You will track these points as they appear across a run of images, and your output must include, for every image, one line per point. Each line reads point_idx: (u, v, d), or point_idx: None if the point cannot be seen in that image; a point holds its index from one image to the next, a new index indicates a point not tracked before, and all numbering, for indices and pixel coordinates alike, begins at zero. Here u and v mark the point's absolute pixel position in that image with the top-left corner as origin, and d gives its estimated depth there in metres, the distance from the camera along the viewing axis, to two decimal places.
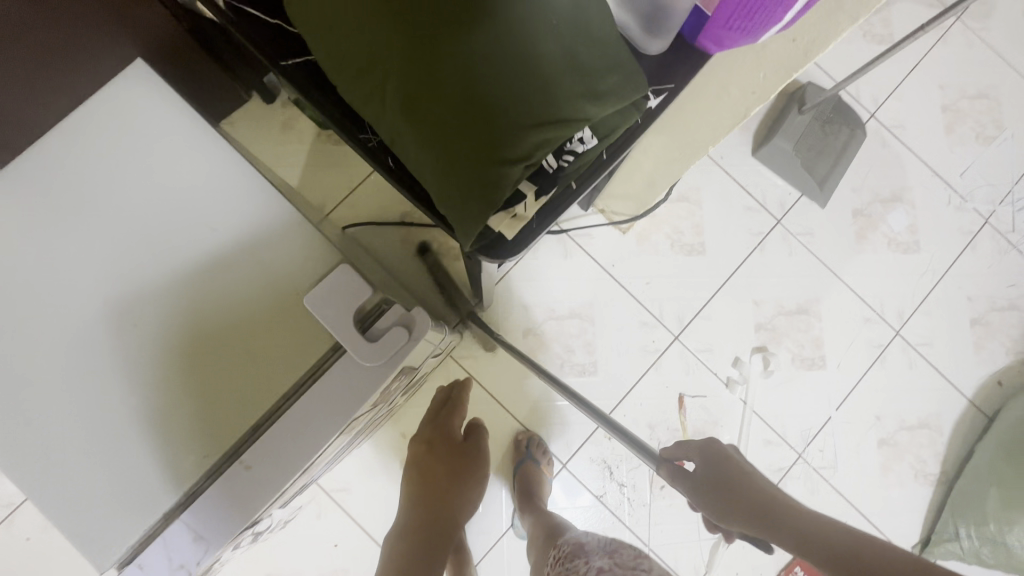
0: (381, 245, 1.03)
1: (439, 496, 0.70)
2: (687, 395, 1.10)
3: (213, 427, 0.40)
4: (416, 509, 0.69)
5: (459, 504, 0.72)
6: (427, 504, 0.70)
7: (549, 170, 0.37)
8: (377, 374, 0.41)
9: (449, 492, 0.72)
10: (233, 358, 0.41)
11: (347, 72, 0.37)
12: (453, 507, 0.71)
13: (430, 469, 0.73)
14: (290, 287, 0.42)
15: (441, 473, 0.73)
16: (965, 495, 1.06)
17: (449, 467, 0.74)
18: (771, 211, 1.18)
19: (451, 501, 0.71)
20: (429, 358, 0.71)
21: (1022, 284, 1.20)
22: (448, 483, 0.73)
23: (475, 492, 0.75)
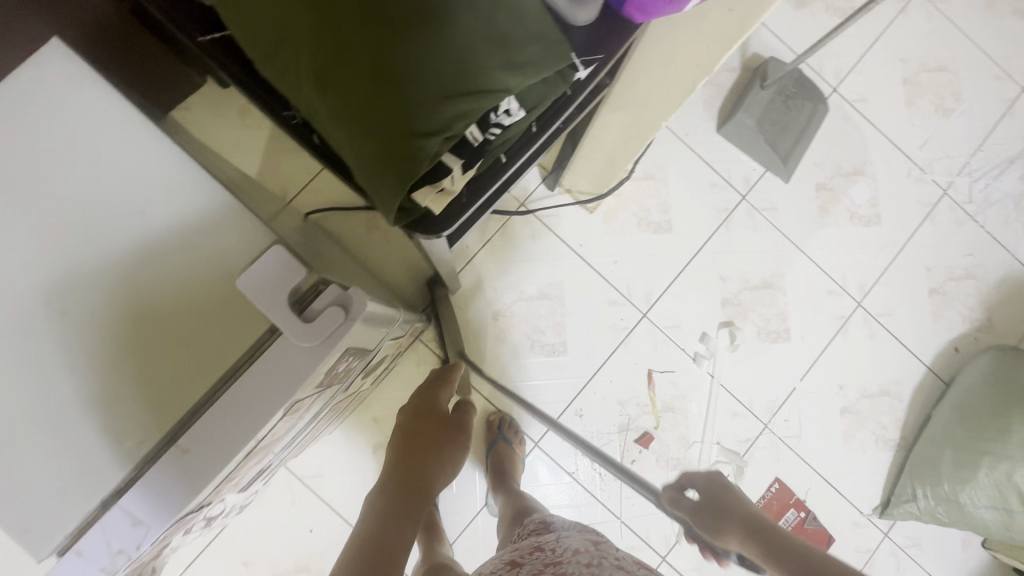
0: (347, 230, 1.03)
1: (420, 462, 0.67)
2: (655, 370, 1.12)
3: (150, 413, 0.40)
4: (395, 472, 0.65)
5: (442, 466, 0.68)
6: (406, 468, 0.65)
7: (475, 143, 0.35)
8: (313, 356, 0.41)
9: (432, 457, 0.68)
10: (168, 342, 0.40)
11: (258, 35, 0.34)
12: (434, 471, 0.67)
13: (416, 431, 0.70)
14: (223, 270, 0.41)
15: (426, 436, 0.70)
16: (923, 457, 1.10)
17: (434, 431, 0.72)
18: (736, 187, 1.19)
19: (433, 464, 0.67)
20: (389, 341, 0.71)
21: (978, 253, 1.23)
22: (431, 448, 0.70)
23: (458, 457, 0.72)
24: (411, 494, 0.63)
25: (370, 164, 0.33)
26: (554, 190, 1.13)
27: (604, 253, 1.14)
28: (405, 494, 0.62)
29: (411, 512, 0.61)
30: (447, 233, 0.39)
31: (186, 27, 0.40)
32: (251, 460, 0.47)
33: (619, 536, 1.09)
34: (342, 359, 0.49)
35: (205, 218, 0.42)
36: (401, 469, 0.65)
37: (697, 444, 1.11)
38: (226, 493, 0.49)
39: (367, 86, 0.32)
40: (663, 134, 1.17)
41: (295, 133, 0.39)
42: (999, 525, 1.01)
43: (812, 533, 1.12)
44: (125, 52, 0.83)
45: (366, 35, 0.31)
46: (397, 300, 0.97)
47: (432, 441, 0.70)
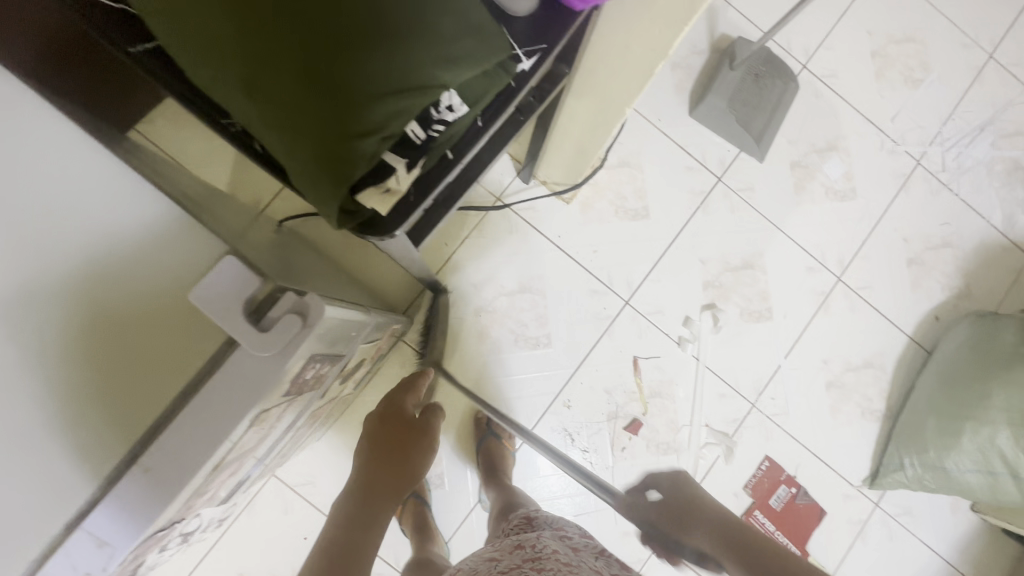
0: (324, 235, 1.02)
1: (385, 463, 0.67)
2: (641, 357, 1.13)
3: (110, 432, 0.39)
4: (359, 476, 0.65)
5: (409, 470, 0.68)
6: (372, 471, 0.65)
7: (418, 140, 0.35)
8: (272, 365, 0.40)
9: (398, 459, 0.68)
10: (121, 360, 0.39)
11: (182, 38, 0.33)
12: (401, 474, 0.67)
13: (378, 436, 0.70)
14: (175, 284, 0.41)
15: (391, 440, 0.70)
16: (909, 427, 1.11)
17: (398, 435, 0.71)
18: (712, 169, 1.19)
19: (399, 467, 0.67)
20: (364, 344, 0.71)
21: (954, 221, 1.24)
22: (397, 451, 0.69)
23: (425, 458, 0.71)
24: (375, 498, 0.63)
25: (309, 169, 0.32)
26: (529, 182, 1.12)
27: (583, 242, 1.14)
28: (368, 499, 0.63)
29: (374, 519, 0.62)
30: (399, 234, 0.38)
31: (119, 38, 0.38)
32: (222, 474, 0.47)
33: (613, 523, 1.09)
34: (308, 365, 0.49)
35: (155, 231, 0.41)
36: (366, 471, 0.66)
37: (686, 427, 1.12)
38: (199, 508, 0.49)
39: (299, 84, 0.31)
40: (635, 121, 1.17)
41: (238, 142, 0.38)
42: (985, 488, 1.02)
43: (804, 508, 1.14)
44: (82, 73, 0.81)
45: (293, 32, 0.31)
46: (377, 302, 0.97)
47: (398, 443, 0.70)
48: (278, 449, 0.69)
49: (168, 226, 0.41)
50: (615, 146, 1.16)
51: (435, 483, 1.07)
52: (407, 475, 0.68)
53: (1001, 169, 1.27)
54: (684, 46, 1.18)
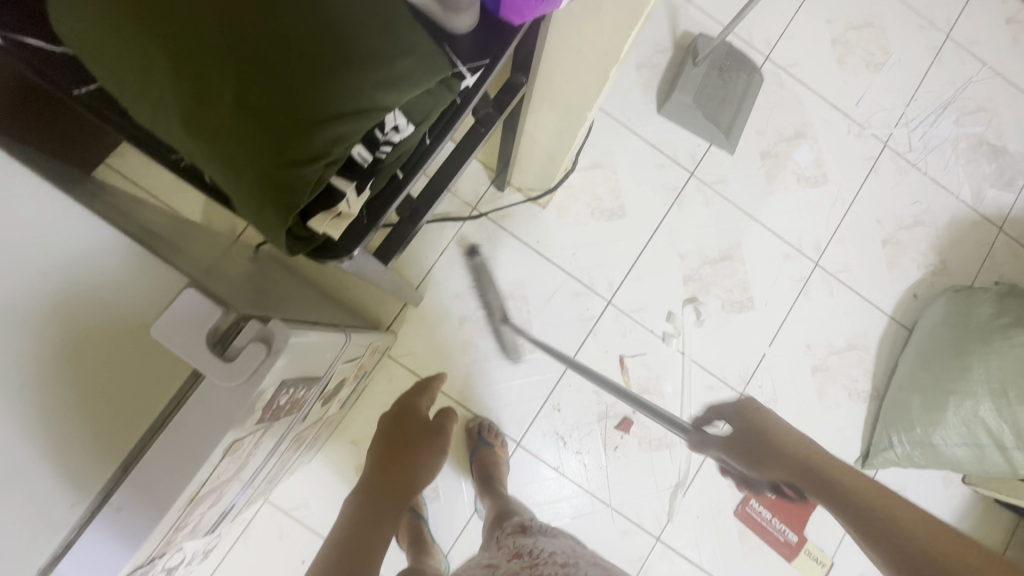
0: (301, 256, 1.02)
1: (393, 467, 0.68)
2: (627, 355, 1.13)
3: (78, 474, 0.39)
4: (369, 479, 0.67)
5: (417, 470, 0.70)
6: (382, 474, 0.67)
7: (365, 163, 0.35)
8: (238, 395, 0.40)
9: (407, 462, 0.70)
10: (87, 400, 0.39)
11: (119, 78, 0.33)
12: (409, 477, 0.69)
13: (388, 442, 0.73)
14: (137, 321, 0.41)
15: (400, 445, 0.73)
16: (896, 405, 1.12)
17: (407, 438, 0.75)
18: (684, 164, 1.20)
19: (408, 470, 0.69)
20: (344, 364, 0.71)
21: (924, 199, 1.26)
22: (405, 456, 0.72)
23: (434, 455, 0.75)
24: (388, 495, 0.64)
25: (255, 200, 0.32)
26: (504, 190, 1.13)
27: (562, 245, 1.14)
28: (381, 496, 0.63)
29: (388, 511, 0.62)
30: (356, 255, 0.38)
31: (61, 80, 0.38)
32: (202, 505, 0.47)
33: (611, 523, 1.09)
34: (279, 391, 0.48)
35: (115, 269, 0.41)
36: (376, 475, 0.67)
37: (676, 422, 1.13)
38: (181, 542, 0.49)
39: (236, 117, 0.31)
40: (605, 122, 1.18)
41: (185, 174, 0.38)
42: (974, 461, 1.03)
43: None
44: (47, 121, 0.80)
45: (229, 66, 0.31)
46: (359, 320, 0.97)
47: (406, 449, 0.73)
48: (264, 475, 0.69)
49: (127, 263, 0.41)
50: (587, 147, 1.17)
51: (430, 496, 1.06)
52: (415, 477, 0.69)
53: (966, 146, 1.29)
54: (648, 45, 1.20)
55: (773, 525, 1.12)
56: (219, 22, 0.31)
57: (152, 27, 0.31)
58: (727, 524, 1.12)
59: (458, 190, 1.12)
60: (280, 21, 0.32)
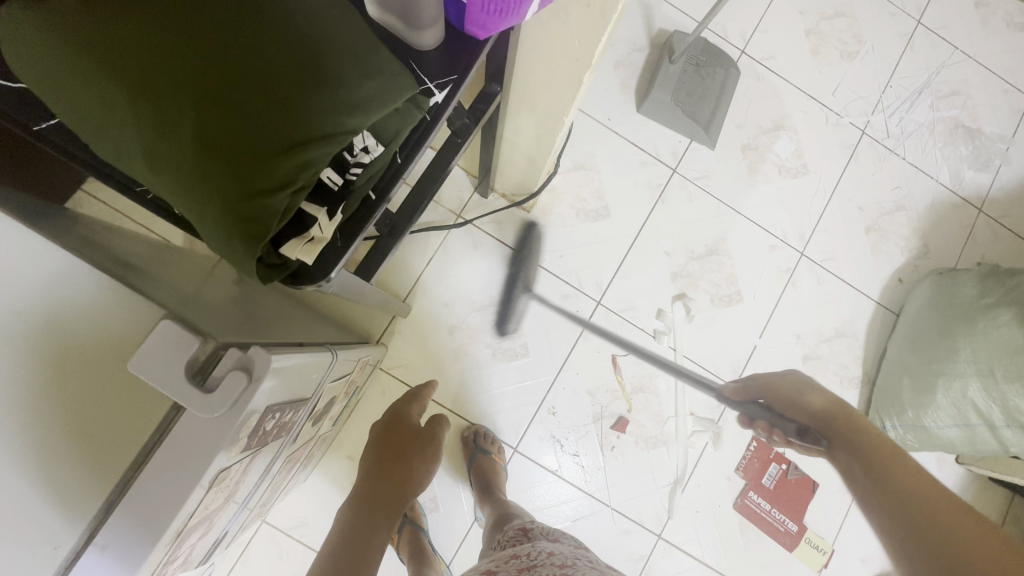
0: None
1: (386, 474, 0.67)
2: (619, 355, 1.13)
3: (57, 516, 0.38)
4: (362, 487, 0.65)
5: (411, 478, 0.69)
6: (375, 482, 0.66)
7: (335, 187, 0.35)
8: (222, 424, 0.40)
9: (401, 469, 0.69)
10: (64, 441, 0.38)
11: (77, 111, 0.32)
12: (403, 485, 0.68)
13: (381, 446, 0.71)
14: (115, 356, 0.40)
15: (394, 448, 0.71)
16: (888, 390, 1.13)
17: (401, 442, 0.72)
18: (666, 162, 1.20)
19: (402, 477, 0.68)
20: (333, 381, 0.70)
21: (904, 184, 1.28)
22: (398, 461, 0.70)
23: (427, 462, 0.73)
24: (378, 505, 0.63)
25: (222, 231, 0.32)
26: (488, 196, 1.13)
27: (549, 248, 1.14)
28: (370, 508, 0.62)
29: (376, 525, 0.61)
30: (332, 278, 0.38)
31: (20, 115, 0.37)
32: (190, 537, 0.46)
33: (612, 524, 1.09)
34: (265, 417, 0.47)
35: (94, 301, 0.40)
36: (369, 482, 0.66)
37: (671, 418, 1.13)
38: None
39: (199, 150, 0.31)
40: (585, 123, 1.19)
41: (151, 206, 0.38)
42: (965, 441, 1.04)
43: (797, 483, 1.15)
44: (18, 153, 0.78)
45: (191, 98, 0.31)
46: (348, 334, 0.96)
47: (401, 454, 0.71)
48: (258, 499, 0.68)
49: (106, 297, 0.41)
50: (569, 149, 1.17)
51: (430, 508, 1.06)
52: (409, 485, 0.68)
53: (942, 130, 1.31)
54: (623, 44, 1.20)
55: (773, 516, 1.13)
56: (177, 58, 0.31)
57: (110, 62, 0.31)
58: (727, 517, 1.13)
59: (442, 198, 1.12)
60: (241, 54, 0.32)
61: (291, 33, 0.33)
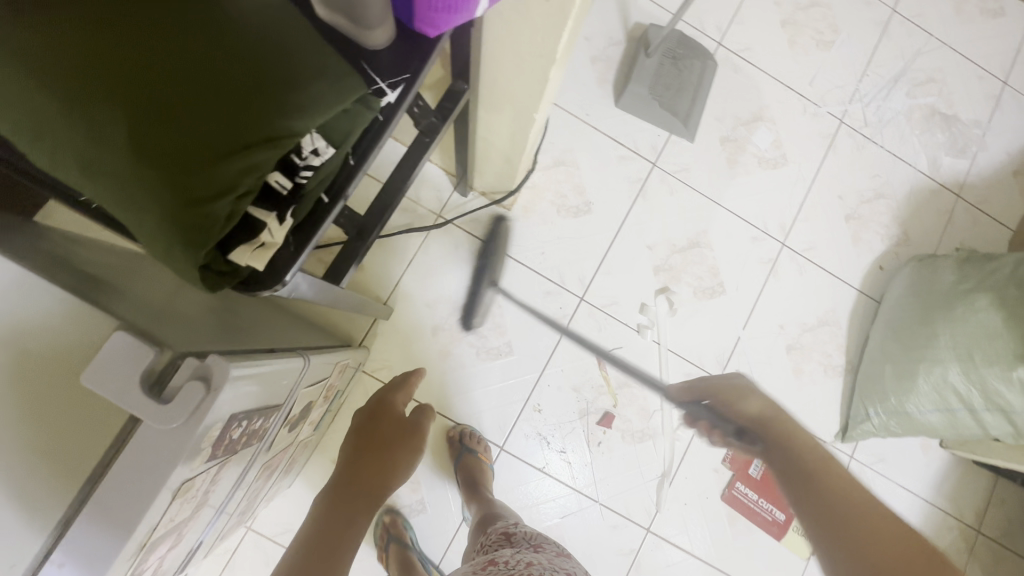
0: None
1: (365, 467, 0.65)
2: (603, 350, 1.13)
3: (11, 534, 0.37)
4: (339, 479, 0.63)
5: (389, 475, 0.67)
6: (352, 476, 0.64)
7: (284, 191, 0.35)
8: (179, 435, 0.39)
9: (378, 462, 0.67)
10: (13, 458, 0.37)
11: (6, 119, 0.31)
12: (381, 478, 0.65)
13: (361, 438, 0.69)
14: (66, 368, 0.39)
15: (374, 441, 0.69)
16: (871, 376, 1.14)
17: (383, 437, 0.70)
18: (645, 156, 1.20)
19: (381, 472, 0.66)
20: (310, 385, 0.69)
21: (883, 172, 1.28)
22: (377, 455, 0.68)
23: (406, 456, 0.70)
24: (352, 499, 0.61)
25: (163, 239, 0.31)
26: (467, 195, 1.12)
27: (530, 245, 1.14)
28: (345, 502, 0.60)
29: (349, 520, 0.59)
30: (287, 282, 0.37)
31: None
32: (158, 549, 0.45)
33: (601, 519, 1.09)
34: (231, 425, 0.46)
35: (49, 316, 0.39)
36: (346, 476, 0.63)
37: (658, 412, 1.13)
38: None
39: (133, 157, 0.30)
40: (564, 118, 1.18)
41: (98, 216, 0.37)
42: (946, 426, 1.05)
43: None
44: None
45: (124, 103, 0.30)
46: (329, 338, 0.96)
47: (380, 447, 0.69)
48: (236, 506, 0.67)
49: (60, 311, 0.39)
50: (548, 145, 1.17)
51: (418, 509, 1.05)
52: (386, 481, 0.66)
53: (919, 117, 1.32)
54: (600, 39, 1.20)
55: (761, 506, 1.13)
56: (109, 66, 0.30)
57: (43, 68, 0.30)
58: (715, 508, 1.13)
59: (422, 197, 1.11)
60: (176, 58, 0.31)
61: (232, 37, 0.33)
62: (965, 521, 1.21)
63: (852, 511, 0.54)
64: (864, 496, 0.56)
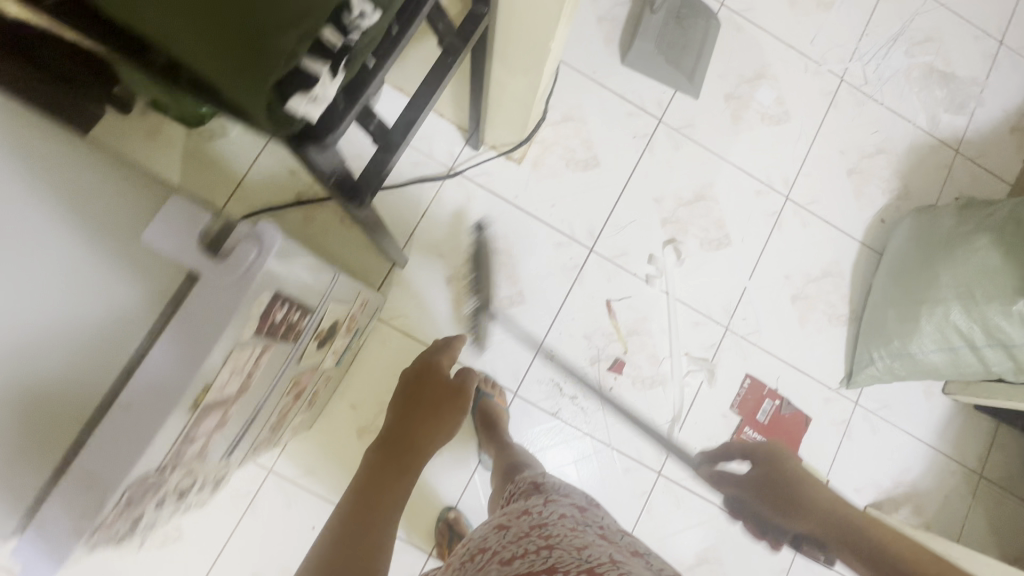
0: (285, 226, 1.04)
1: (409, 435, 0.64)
2: (613, 300, 1.16)
3: (84, 376, 0.40)
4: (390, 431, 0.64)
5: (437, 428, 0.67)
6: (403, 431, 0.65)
7: (334, 44, 0.38)
8: (232, 291, 0.41)
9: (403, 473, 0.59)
10: (82, 306, 0.40)
11: None
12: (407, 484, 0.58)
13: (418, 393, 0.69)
14: (122, 226, 0.41)
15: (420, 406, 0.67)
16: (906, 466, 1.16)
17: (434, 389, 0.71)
18: (651, 111, 1.23)
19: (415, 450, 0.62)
20: (337, 305, 0.72)
21: (883, 129, 1.31)
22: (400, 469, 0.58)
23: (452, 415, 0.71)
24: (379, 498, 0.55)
25: (230, 75, 0.34)
26: (478, 149, 1.15)
27: (541, 197, 1.17)
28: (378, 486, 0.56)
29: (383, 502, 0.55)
30: (339, 135, 0.45)
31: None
32: (205, 423, 0.48)
33: (612, 462, 1.12)
34: (274, 305, 0.49)
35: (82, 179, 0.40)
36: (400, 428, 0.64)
37: (666, 360, 1.16)
38: (187, 466, 0.49)
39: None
40: (572, 75, 1.21)
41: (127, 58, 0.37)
42: (949, 365, 1.07)
43: (790, 418, 1.18)
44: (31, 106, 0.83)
45: None
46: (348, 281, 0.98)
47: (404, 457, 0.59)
48: (267, 422, 0.70)
49: (94, 176, 0.40)
50: (557, 101, 1.20)
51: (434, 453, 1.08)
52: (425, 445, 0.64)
53: (918, 75, 1.34)
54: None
55: None
56: None
57: None
58: None
59: (434, 151, 1.14)
60: None
61: None
62: (968, 465, 1.24)
63: (890, 548, 0.56)
64: (855, 513, 0.60)
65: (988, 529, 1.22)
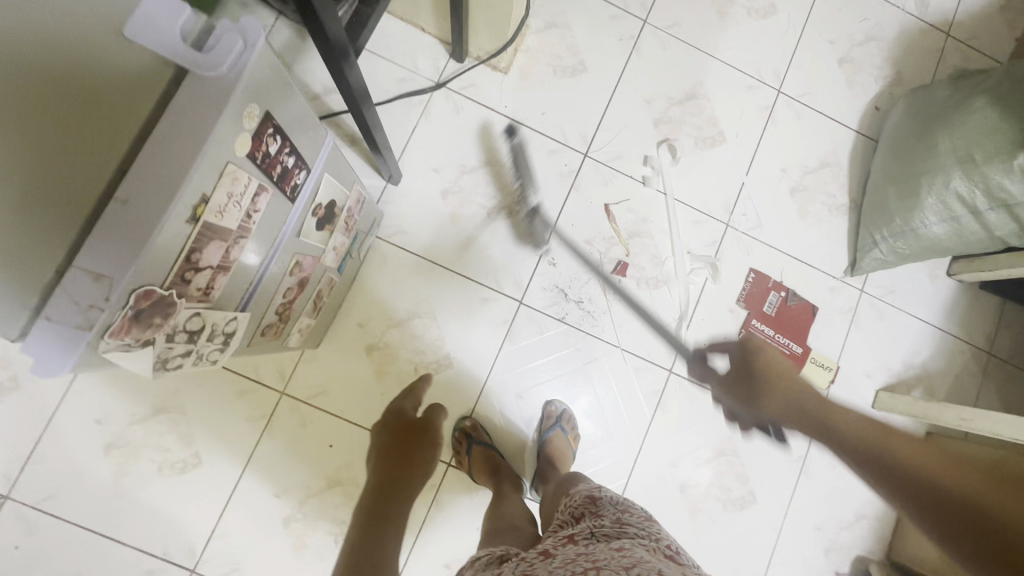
0: None
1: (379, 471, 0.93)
2: (611, 204, 1.16)
3: (76, 171, 0.38)
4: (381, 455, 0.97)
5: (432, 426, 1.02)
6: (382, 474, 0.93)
7: None
8: (223, 86, 0.41)
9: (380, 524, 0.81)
10: (74, 97, 0.38)
11: None
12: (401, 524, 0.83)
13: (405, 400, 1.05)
14: (111, 18, 0.39)
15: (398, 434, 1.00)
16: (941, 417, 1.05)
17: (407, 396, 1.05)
18: (636, 12, 1.21)
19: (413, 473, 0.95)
20: (335, 186, 0.71)
21: (873, 15, 1.29)
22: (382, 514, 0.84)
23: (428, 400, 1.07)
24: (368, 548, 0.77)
25: None
26: (463, 61, 1.15)
27: (530, 106, 1.16)
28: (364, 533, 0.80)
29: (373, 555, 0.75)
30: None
31: None
32: (207, 253, 0.47)
33: (623, 363, 1.13)
34: (266, 128, 0.48)
35: None
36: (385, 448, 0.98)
37: (669, 259, 1.16)
38: (194, 305, 0.49)
39: None
40: None
41: None
42: (951, 235, 1.07)
43: (797, 308, 1.19)
44: None
45: None
46: None
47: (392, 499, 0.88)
48: (273, 306, 0.69)
49: None
50: (539, 8, 1.18)
51: (446, 365, 1.09)
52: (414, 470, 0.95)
53: None
54: None
55: (777, 341, 1.17)
56: None
57: None
58: None
59: (419, 67, 1.14)
60: None
61: None
62: (977, 344, 1.24)
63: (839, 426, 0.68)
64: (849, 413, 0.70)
65: (1002, 405, 1.23)
